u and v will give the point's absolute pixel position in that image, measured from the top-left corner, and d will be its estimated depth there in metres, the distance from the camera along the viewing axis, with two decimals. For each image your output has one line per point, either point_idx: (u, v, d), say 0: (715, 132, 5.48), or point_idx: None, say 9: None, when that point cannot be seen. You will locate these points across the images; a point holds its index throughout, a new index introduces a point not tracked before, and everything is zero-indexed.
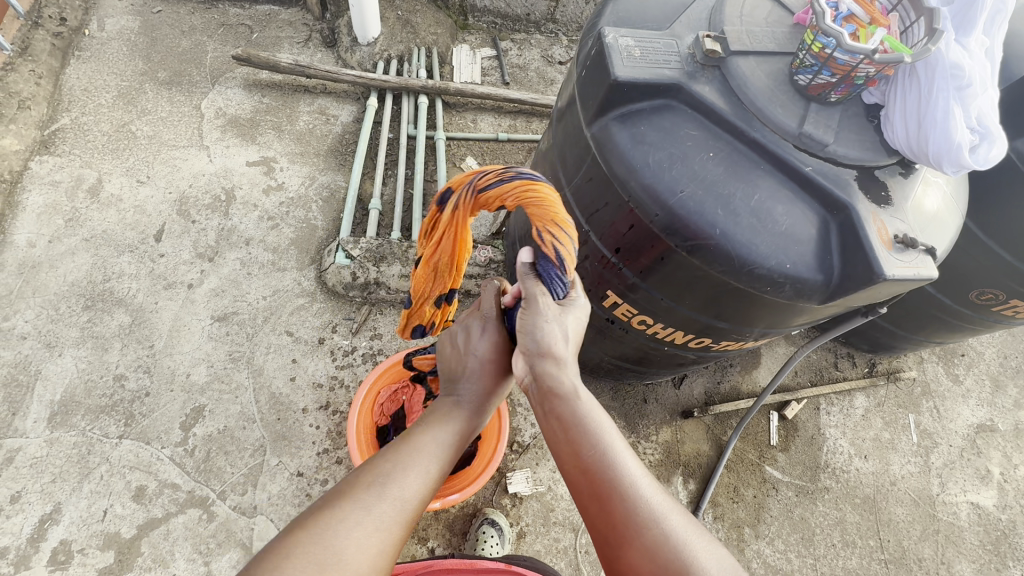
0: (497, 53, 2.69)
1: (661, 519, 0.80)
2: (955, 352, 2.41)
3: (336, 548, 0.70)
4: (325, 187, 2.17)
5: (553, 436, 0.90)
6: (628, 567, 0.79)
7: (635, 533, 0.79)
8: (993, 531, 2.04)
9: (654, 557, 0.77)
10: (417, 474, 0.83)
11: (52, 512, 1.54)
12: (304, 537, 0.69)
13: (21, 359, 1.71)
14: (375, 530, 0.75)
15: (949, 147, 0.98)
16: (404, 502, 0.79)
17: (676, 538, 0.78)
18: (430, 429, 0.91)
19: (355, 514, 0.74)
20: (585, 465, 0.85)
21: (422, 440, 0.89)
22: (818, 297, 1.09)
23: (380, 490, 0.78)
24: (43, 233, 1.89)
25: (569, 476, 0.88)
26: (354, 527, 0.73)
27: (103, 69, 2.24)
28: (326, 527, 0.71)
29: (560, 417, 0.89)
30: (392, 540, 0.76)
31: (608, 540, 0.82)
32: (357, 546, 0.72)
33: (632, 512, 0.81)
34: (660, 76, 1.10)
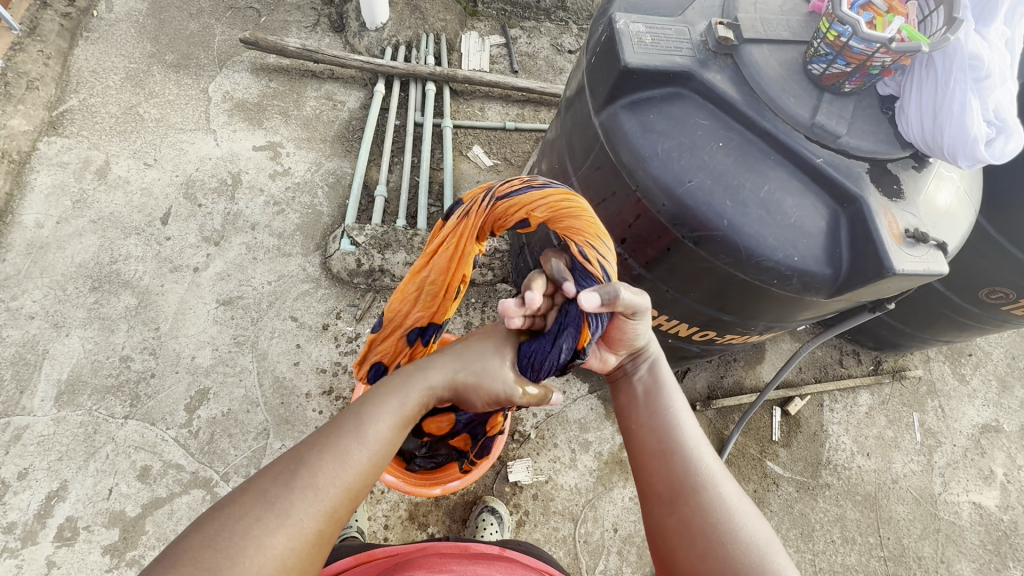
0: (506, 41, 2.66)
1: (717, 483, 0.85)
2: (962, 352, 2.38)
3: (232, 550, 0.67)
4: (332, 173, 2.17)
5: (631, 401, 1.00)
6: (677, 522, 0.84)
7: (693, 489, 0.85)
8: (994, 532, 2.03)
9: (705, 516, 0.82)
10: (336, 460, 0.78)
11: (59, 489, 1.57)
12: (198, 546, 0.66)
13: (29, 338, 1.73)
14: (283, 528, 0.71)
15: (965, 139, 0.96)
16: (320, 493, 0.75)
17: (728, 503, 0.83)
18: (357, 412, 0.84)
19: (258, 511, 0.71)
20: (655, 425, 0.95)
21: (348, 422, 0.82)
22: (825, 291, 1.08)
23: (291, 482, 0.74)
24: (51, 214, 1.90)
25: (634, 437, 0.96)
26: (255, 526, 0.69)
27: (112, 51, 2.24)
28: (225, 527, 0.68)
29: (645, 384, 1.02)
30: (306, 535, 0.72)
31: (662, 498, 0.87)
32: (262, 544, 0.68)
33: (692, 469, 0.87)
34: (671, 64, 1.08)
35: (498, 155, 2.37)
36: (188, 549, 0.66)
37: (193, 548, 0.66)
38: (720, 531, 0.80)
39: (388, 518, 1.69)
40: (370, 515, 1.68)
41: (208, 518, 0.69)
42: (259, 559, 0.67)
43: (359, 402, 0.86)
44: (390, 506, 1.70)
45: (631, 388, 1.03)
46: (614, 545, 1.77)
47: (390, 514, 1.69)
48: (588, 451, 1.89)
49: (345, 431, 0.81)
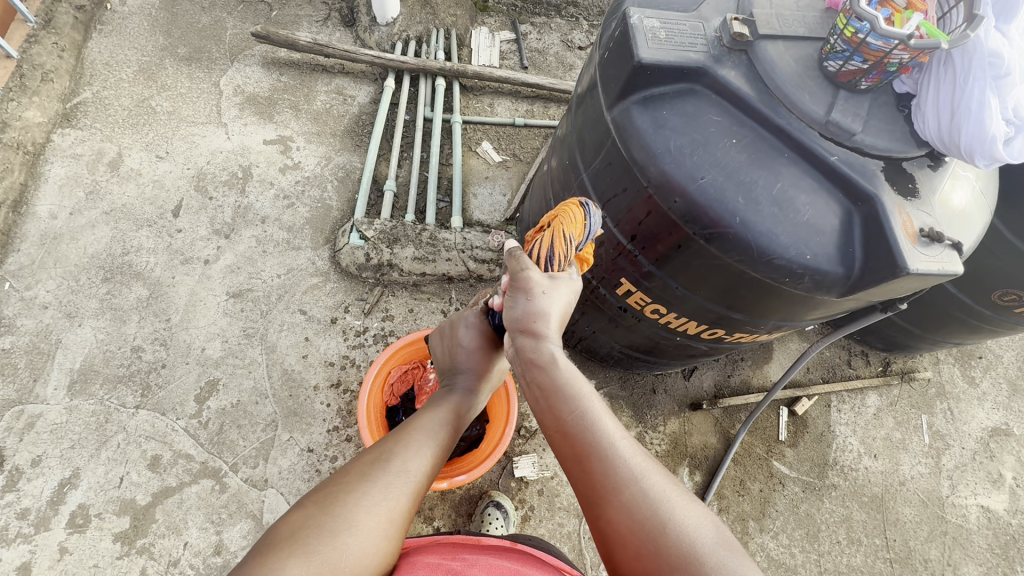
0: (516, 37, 2.65)
1: (639, 477, 0.80)
2: (972, 354, 2.36)
3: (348, 514, 0.73)
4: (341, 168, 2.17)
5: (538, 403, 0.88)
6: (608, 524, 0.79)
7: (614, 491, 0.79)
8: (1002, 535, 2.02)
9: (631, 514, 0.77)
10: (417, 448, 0.87)
11: (71, 477, 1.59)
12: (317, 512, 0.72)
13: (43, 328, 1.75)
14: (384, 499, 0.77)
15: (982, 138, 0.95)
16: (408, 473, 0.82)
17: (654, 497, 0.78)
18: (422, 417, 0.95)
19: (363, 484, 0.78)
20: (567, 430, 0.84)
21: (417, 424, 0.93)
22: (837, 290, 1.07)
23: (384, 462, 0.82)
24: (64, 205, 1.92)
25: (549, 441, 0.87)
26: (363, 495, 0.76)
27: (125, 44, 2.25)
28: (336, 497, 0.75)
29: (539, 385, 0.87)
30: (401, 508, 0.78)
31: (588, 501, 0.82)
32: (368, 509, 0.75)
33: (609, 471, 0.80)
34: (685, 59, 1.07)
35: (507, 152, 2.37)
36: (307, 515, 0.72)
37: (310, 515, 0.72)
38: (649, 527, 0.76)
39: None
40: None
41: (318, 494, 0.76)
42: (368, 522, 0.74)
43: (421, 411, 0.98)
44: None
45: (531, 390, 0.89)
46: None
47: None
48: None
49: (421, 432, 0.91)
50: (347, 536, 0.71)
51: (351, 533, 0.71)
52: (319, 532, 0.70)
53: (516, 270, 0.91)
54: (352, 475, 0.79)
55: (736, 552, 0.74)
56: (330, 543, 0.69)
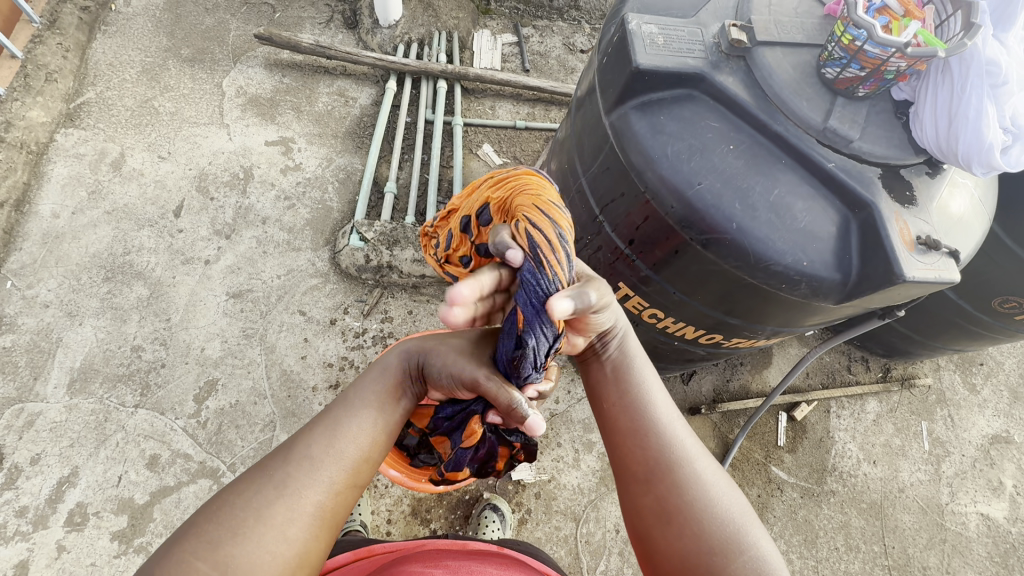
0: (518, 40, 2.66)
1: (690, 460, 0.82)
2: (973, 361, 2.35)
3: (236, 522, 0.68)
4: (342, 169, 2.18)
5: (602, 378, 0.93)
6: (653, 500, 0.80)
7: (665, 469, 0.81)
8: (1002, 544, 2.01)
9: (680, 494, 0.79)
10: (328, 431, 0.78)
11: (70, 475, 1.59)
12: (202, 523, 0.68)
13: (44, 327, 1.76)
14: (282, 497, 0.71)
15: (980, 147, 0.94)
16: (315, 463, 0.75)
17: (705, 479, 0.80)
18: (350, 390, 0.85)
19: (259, 485, 0.72)
20: (626, 404, 0.88)
21: (340, 402, 0.83)
22: (834, 297, 1.07)
23: (287, 454, 0.75)
24: (66, 205, 1.93)
25: (604, 416, 0.90)
26: (254, 499, 0.70)
27: (129, 45, 2.27)
28: (227, 503, 0.70)
29: (611, 357, 0.94)
30: (307, 506, 0.72)
31: (636, 475, 0.83)
32: (261, 516, 0.69)
33: (665, 448, 0.83)
34: (683, 65, 1.08)
35: (508, 154, 2.37)
36: (190, 527, 0.68)
37: (199, 524, 0.68)
38: (699, 508, 0.78)
39: (391, 513, 1.70)
40: (373, 510, 1.69)
41: (211, 498, 0.71)
42: (263, 530, 0.68)
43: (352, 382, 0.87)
44: (393, 501, 1.71)
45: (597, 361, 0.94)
46: (615, 545, 1.77)
47: (393, 508, 1.71)
48: (591, 451, 1.90)
49: (339, 407, 0.82)
50: (233, 551, 0.66)
51: (239, 546, 0.66)
52: (198, 548, 0.66)
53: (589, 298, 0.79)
54: (253, 470, 0.75)
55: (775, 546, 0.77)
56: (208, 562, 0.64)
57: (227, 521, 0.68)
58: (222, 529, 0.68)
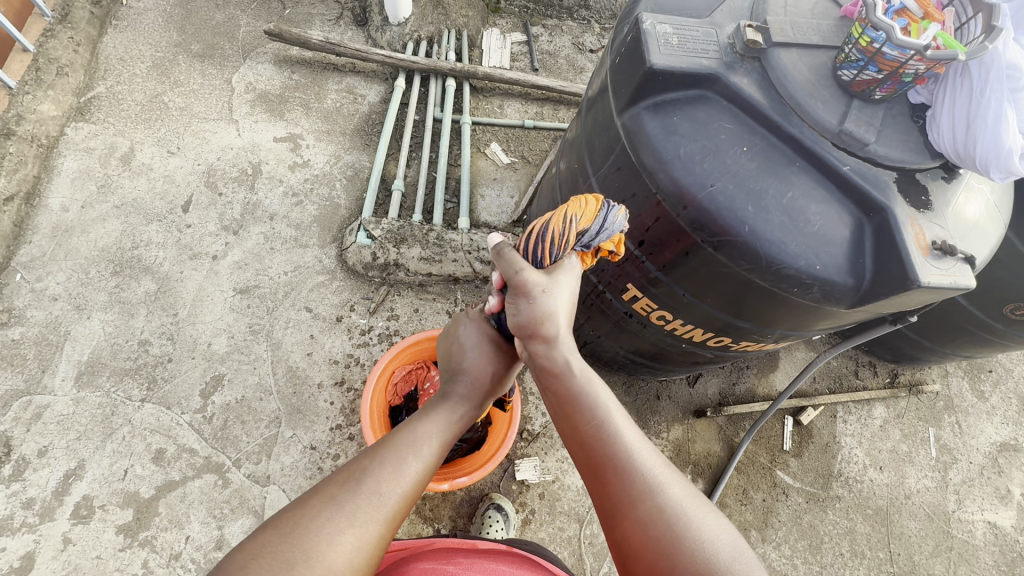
0: (527, 39, 2.65)
1: (656, 492, 0.80)
2: (982, 368, 2.33)
3: (307, 547, 0.69)
4: (350, 166, 2.18)
5: (560, 408, 0.91)
6: (623, 536, 0.81)
7: (629, 505, 0.80)
8: (1009, 552, 1.99)
9: (647, 528, 0.78)
10: (396, 466, 0.82)
11: (76, 468, 1.60)
12: (275, 542, 0.69)
13: (52, 319, 1.77)
14: (351, 528, 0.74)
15: (998, 151, 0.93)
16: (382, 497, 0.78)
17: (674, 510, 0.79)
18: (414, 426, 0.90)
19: (331, 512, 0.74)
20: (588, 439, 0.86)
21: (405, 435, 0.88)
22: (846, 301, 1.06)
23: (358, 485, 0.78)
24: (76, 199, 1.94)
25: (570, 449, 0.90)
26: (326, 525, 0.72)
27: (139, 40, 2.27)
28: (299, 524, 0.72)
29: (556, 390, 0.91)
30: (371, 537, 0.75)
31: (606, 511, 0.84)
32: (331, 543, 0.71)
33: (627, 484, 0.81)
34: (697, 66, 1.07)
35: (516, 153, 2.37)
36: (265, 545, 0.69)
37: (268, 544, 0.69)
38: (664, 547, 0.76)
39: None
40: None
41: (283, 516, 0.73)
42: (333, 557, 0.70)
43: (413, 418, 0.93)
44: None
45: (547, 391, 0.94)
46: None
47: None
48: None
49: (405, 443, 0.86)
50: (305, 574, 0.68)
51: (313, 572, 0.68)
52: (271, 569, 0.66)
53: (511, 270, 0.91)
54: (321, 493, 0.77)
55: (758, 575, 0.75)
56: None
57: (299, 543, 0.70)
58: (293, 552, 0.69)
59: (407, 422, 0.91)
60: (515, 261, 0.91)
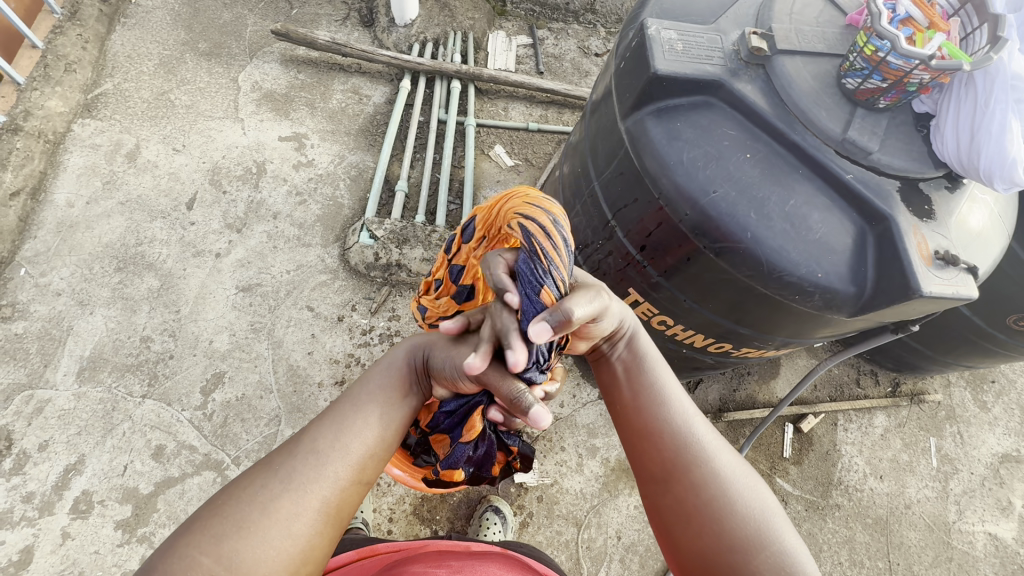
0: (533, 42, 2.66)
1: (709, 459, 0.80)
2: (985, 378, 2.32)
3: (241, 516, 0.68)
4: (354, 166, 2.19)
5: (618, 376, 0.93)
6: (672, 500, 0.80)
7: (683, 467, 0.80)
8: (1010, 564, 1.97)
9: (699, 493, 0.78)
10: (335, 425, 0.78)
11: (77, 463, 1.61)
12: (208, 514, 0.68)
13: (55, 314, 1.78)
14: (287, 491, 0.71)
15: (1003, 162, 0.93)
16: (320, 456, 0.75)
17: (725, 476, 0.79)
18: (355, 390, 0.84)
19: (264, 479, 0.72)
20: (641, 403, 0.87)
21: (347, 398, 0.83)
22: (847, 309, 1.06)
23: (293, 449, 0.75)
24: (81, 195, 1.95)
25: (621, 417, 0.90)
26: (258, 492, 0.70)
27: (147, 38, 2.29)
28: (232, 494, 0.70)
29: (621, 359, 0.94)
30: (311, 499, 0.72)
31: (653, 476, 0.83)
32: (265, 509, 0.69)
33: (684, 447, 0.82)
34: (701, 72, 1.07)
35: (520, 156, 2.37)
36: (199, 517, 0.68)
37: (203, 517, 0.68)
38: (718, 508, 0.76)
39: (393, 512, 1.70)
40: (375, 508, 1.69)
41: (218, 490, 0.71)
42: (268, 524, 0.68)
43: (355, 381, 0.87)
44: (395, 500, 1.71)
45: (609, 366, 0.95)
46: (616, 552, 1.76)
47: (395, 507, 1.70)
48: (594, 457, 1.89)
49: (348, 402, 0.82)
50: (237, 544, 0.66)
51: (247, 540, 0.66)
52: (202, 541, 0.65)
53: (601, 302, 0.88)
54: (260, 462, 0.75)
55: (793, 540, 0.74)
56: (213, 552, 0.65)
57: (235, 511, 0.68)
58: (229, 521, 0.67)
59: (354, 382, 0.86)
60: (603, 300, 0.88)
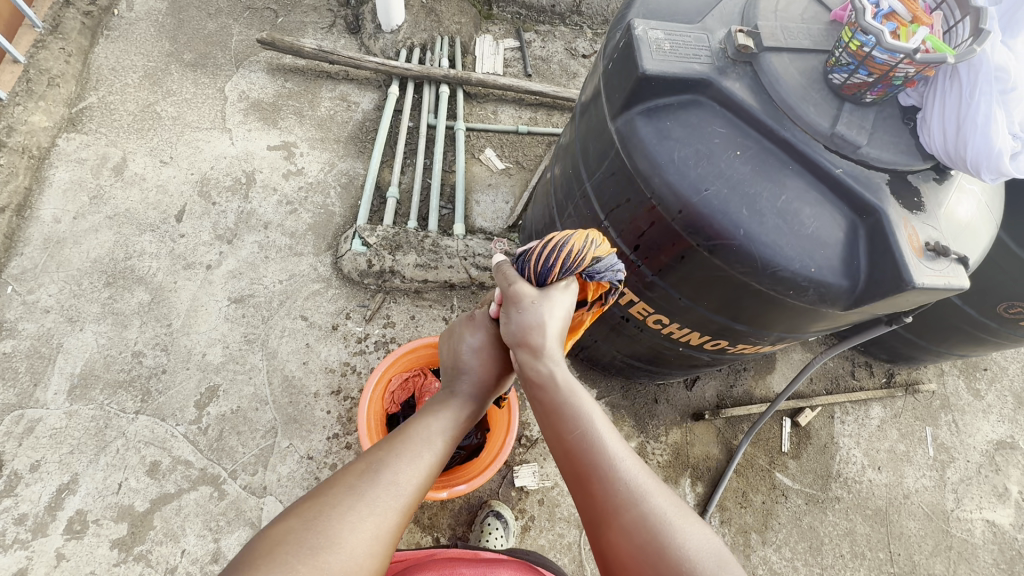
0: (520, 45, 2.66)
1: (639, 500, 0.80)
2: (977, 366, 2.34)
3: (329, 532, 0.70)
4: (345, 174, 2.18)
5: (545, 416, 0.90)
6: (609, 545, 0.80)
7: (613, 512, 0.79)
8: (1008, 550, 1.99)
9: (632, 538, 0.77)
10: (412, 460, 0.82)
11: (70, 482, 1.58)
12: (300, 528, 0.69)
13: (44, 332, 1.75)
14: (372, 516, 0.74)
15: (989, 153, 0.94)
16: (399, 488, 0.78)
17: (657, 518, 0.78)
18: (422, 427, 0.89)
19: (350, 500, 0.74)
20: (573, 449, 0.85)
21: (416, 433, 0.87)
22: (841, 303, 1.07)
23: (376, 477, 0.78)
24: (68, 210, 1.93)
25: (556, 458, 0.88)
26: (348, 513, 0.73)
27: (131, 50, 2.27)
28: (321, 512, 0.72)
29: (542, 403, 0.89)
30: (391, 525, 0.75)
31: (591, 519, 0.83)
32: (354, 529, 0.71)
33: (611, 491, 0.81)
34: (690, 71, 1.07)
35: (510, 159, 2.37)
36: (289, 529, 0.69)
37: (292, 529, 0.69)
38: (649, 553, 0.76)
39: None
40: None
41: (306, 505, 0.73)
42: (356, 542, 0.71)
43: (417, 419, 0.91)
44: None
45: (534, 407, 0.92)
46: None
47: None
48: None
49: (419, 438, 0.87)
50: (328, 559, 0.67)
51: (335, 557, 0.68)
52: (299, 552, 0.67)
53: (506, 287, 0.94)
54: (340, 482, 0.77)
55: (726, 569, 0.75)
56: (308, 565, 0.66)
57: (323, 524, 0.70)
58: (319, 532, 0.69)
59: (416, 418, 0.91)
60: (511, 274, 0.94)
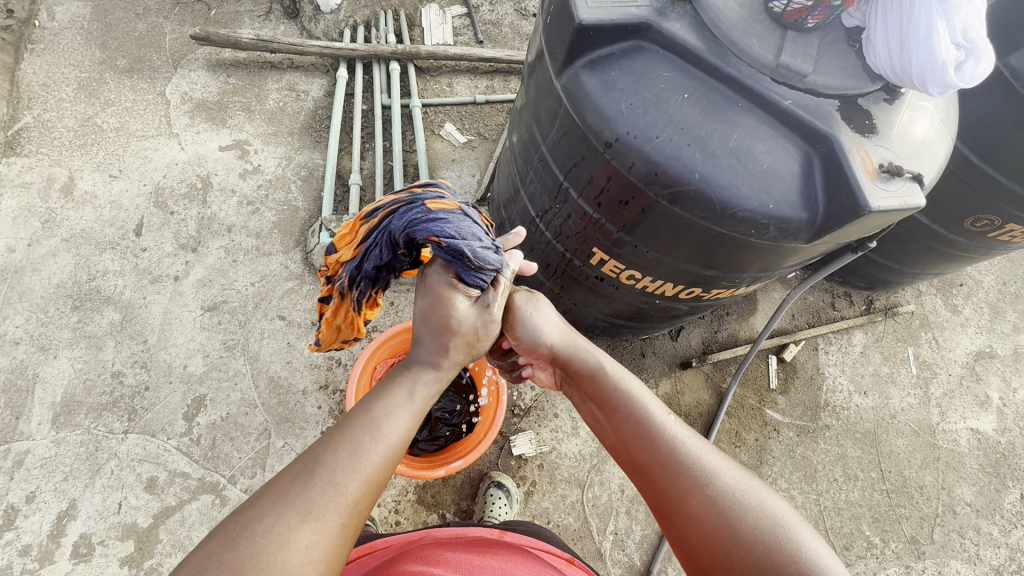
0: (468, 10, 2.56)
1: (706, 483, 0.83)
2: (953, 283, 2.38)
3: (256, 548, 0.65)
4: (303, 166, 2.12)
5: (593, 416, 1.03)
6: (699, 510, 0.81)
7: (681, 501, 0.83)
8: (993, 454, 2.07)
9: (705, 521, 0.81)
10: (352, 452, 0.77)
11: (69, 508, 1.58)
12: (222, 548, 0.65)
13: (17, 364, 1.72)
14: (306, 523, 0.69)
15: (933, 66, 0.93)
16: (338, 488, 0.73)
17: (733, 495, 0.81)
18: (369, 412, 0.83)
19: (279, 509, 0.70)
20: (625, 439, 0.94)
21: (361, 421, 0.81)
22: (804, 236, 1.07)
23: (310, 480, 0.73)
24: (21, 237, 1.87)
25: (612, 448, 0.97)
26: (275, 523, 0.68)
27: (60, 62, 2.16)
28: (250, 525, 0.67)
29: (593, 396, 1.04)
30: (329, 527, 0.71)
31: (659, 509, 0.86)
32: (283, 541, 0.67)
33: (676, 478, 0.85)
34: (628, 15, 1.04)
35: (471, 131, 2.32)
36: (211, 548, 0.65)
37: (213, 551, 0.65)
38: (724, 530, 0.79)
39: (398, 503, 1.71)
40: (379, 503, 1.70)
41: (233, 514, 0.69)
42: (287, 554, 0.66)
43: (370, 401, 0.86)
44: (399, 492, 1.72)
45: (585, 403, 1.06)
46: (622, 505, 1.80)
47: (399, 498, 1.72)
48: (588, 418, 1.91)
49: (363, 427, 0.80)
50: None
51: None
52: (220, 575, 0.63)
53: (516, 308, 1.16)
54: (273, 488, 0.72)
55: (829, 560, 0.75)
56: None
57: (248, 541, 0.66)
58: (242, 549, 0.65)
59: (367, 400, 0.86)
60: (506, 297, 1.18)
